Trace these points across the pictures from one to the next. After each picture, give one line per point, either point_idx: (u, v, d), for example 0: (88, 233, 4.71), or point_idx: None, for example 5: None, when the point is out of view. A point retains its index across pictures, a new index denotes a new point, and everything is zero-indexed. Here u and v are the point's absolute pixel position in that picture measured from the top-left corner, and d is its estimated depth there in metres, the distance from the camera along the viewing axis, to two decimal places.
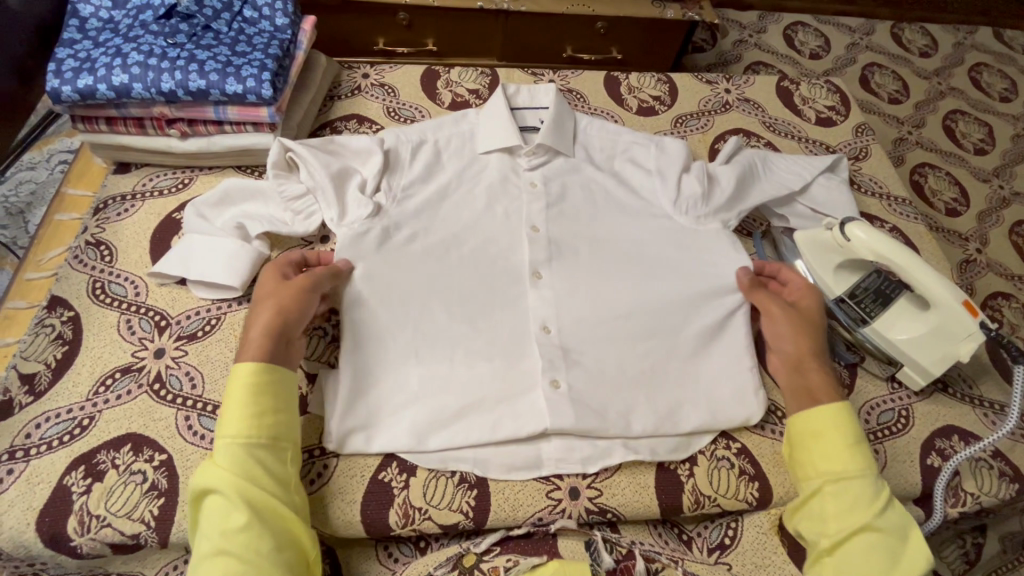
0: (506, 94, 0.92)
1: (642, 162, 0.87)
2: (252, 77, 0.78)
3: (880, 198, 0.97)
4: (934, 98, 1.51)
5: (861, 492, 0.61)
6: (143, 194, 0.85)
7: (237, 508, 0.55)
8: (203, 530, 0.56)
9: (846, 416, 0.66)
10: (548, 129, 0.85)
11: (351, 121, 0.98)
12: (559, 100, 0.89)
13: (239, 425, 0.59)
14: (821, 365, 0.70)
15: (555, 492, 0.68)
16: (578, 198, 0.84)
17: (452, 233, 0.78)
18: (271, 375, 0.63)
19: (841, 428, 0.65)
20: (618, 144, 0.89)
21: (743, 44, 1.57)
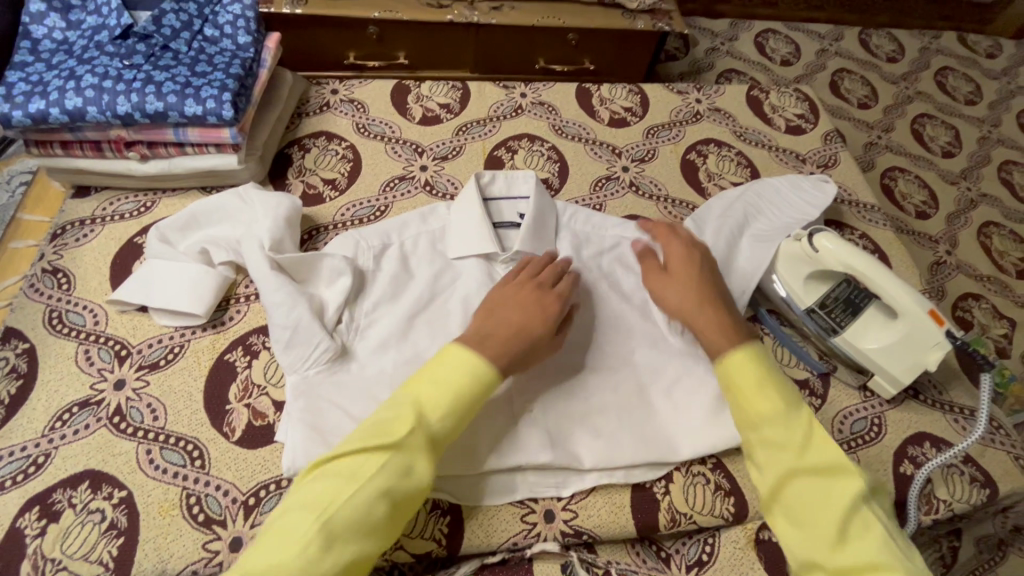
0: (480, 183, 0.89)
1: (632, 262, 0.84)
2: (211, 98, 0.76)
3: (849, 206, 0.98)
4: (902, 103, 1.54)
5: (779, 437, 0.60)
6: (103, 218, 0.83)
7: (385, 461, 0.55)
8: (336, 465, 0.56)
9: (748, 357, 0.65)
10: (526, 236, 0.81)
11: (319, 138, 0.97)
12: (540, 192, 0.86)
13: (451, 401, 0.60)
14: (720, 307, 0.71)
15: (530, 515, 0.67)
16: None
17: (435, 320, 0.77)
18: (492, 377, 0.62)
19: (746, 367, 0.64)
20: (604, 241, 0.86)
21: (715, 51, 1.58)
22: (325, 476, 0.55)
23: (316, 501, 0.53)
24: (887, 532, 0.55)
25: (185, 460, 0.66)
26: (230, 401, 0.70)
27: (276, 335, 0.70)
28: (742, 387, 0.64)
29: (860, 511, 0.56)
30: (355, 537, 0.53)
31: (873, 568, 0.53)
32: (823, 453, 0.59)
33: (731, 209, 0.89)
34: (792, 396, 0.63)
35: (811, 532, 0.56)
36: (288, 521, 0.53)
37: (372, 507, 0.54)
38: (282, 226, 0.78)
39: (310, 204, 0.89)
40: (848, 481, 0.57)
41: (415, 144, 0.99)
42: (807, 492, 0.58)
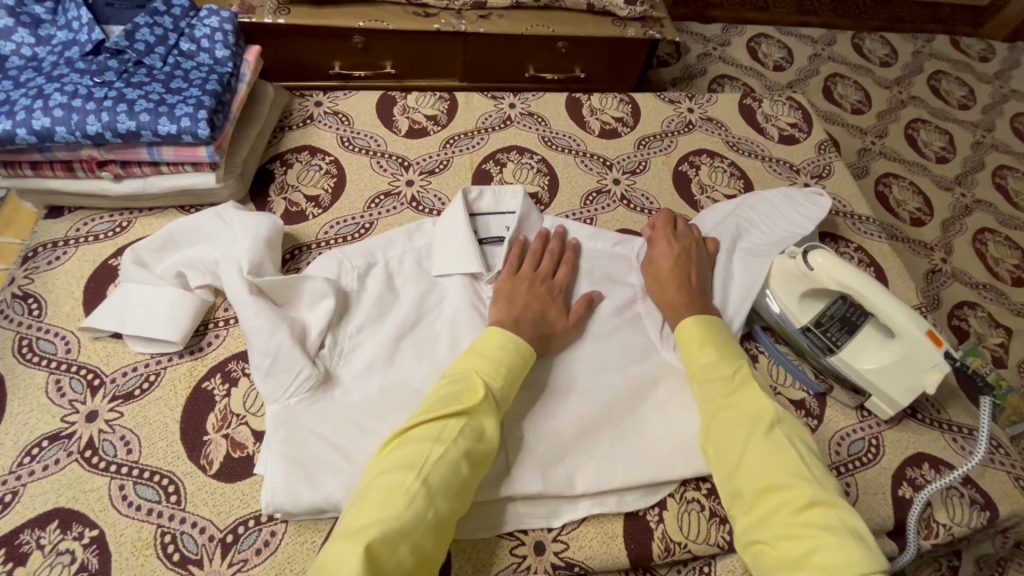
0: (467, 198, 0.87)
1: (621, 278, 0.83)
2: (186, 117, 0.73)
3: (844, 217, 0.97)
4: (896, 107, 1.53)
5: (713, 378, 0.67)
6: (77, 240, 0.80)
7: (455, 422, 0.59)
8: (408, 439, 0.58)
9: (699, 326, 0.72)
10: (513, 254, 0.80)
11: (302, 153, 0.94)
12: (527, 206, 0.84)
13: (503, 371, 0.65)
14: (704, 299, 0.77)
15: (519, 548, 0.65)
16: None
17: (421, 343, 0.75)
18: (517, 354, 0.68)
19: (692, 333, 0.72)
20: (593, 256, 0.84)
21: (707, 56, 1.56)
22: (408, 442, 0.58)
23: (408, 462, 0.56)
24: (800, 456, 0.59)
25: (160, 495, 0.63)
26: (208, 431, 0.68)
27: (255, 362, 0.68)
28: (686, 351, 0.71)
29: (774, 435, 0.61)
30: (448, 493, 0.56)
31: (785, 485, 0.57)
32: (747, 392, 0.65)
33: (724, 223, 0.87)
34: (730, 347, 0.71)
35: (735, 460, 0.61)
36: (384, 482, 0.55)
37: (458, 466, 0.57)
38: (261, 246, 0.75)
39: (292, 222, 0.87)
40: (766, 412, 0.62)
41: (401, 158, 0.96)
42: (730, 423, 0.63)
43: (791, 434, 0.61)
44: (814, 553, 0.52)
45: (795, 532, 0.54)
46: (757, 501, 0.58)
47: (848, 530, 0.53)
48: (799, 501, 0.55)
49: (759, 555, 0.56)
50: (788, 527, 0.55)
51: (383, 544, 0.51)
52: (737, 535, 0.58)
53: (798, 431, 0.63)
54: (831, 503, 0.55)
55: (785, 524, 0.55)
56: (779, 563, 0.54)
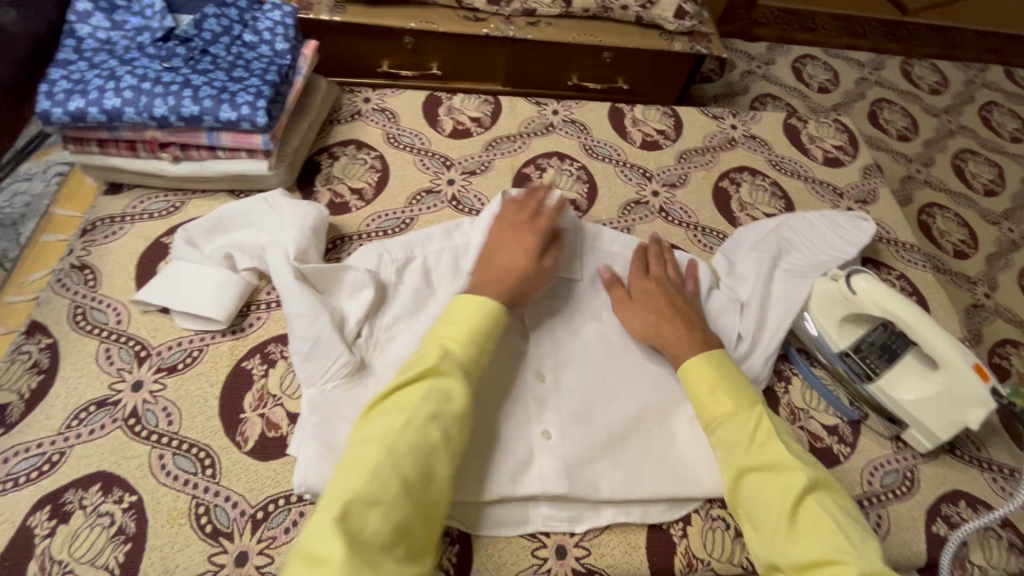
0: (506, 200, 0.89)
1: None
2: (247, 105, 0.76)
3: (888, 243, 0.95)
4: (943, 137, 1.50)
5: (733, 435, 0.65)
6: (133, 216, 0.84)
7: (414, 393, 0.60)
8: (375, 418, 0.59)
9: (708, 364, 0.69)
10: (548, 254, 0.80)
11: (349, 146, 0.97)
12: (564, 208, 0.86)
13: (468, 333, 0.66)
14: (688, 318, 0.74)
15: (541, 550, 0.64)
16: (589, 328, 0.78)
17: None
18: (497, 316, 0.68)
19: (705, 375, 0.68)
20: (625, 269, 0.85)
21: (751, 74, 1.55)
22: (378, 416, 0.59)
23: (376, 434, 0.57)
24: (836, 525, 0.58)
25: (196, 467, 0.65)
26: (245, 409, 0.70)
27: (296, 346, 0.70)
28: (697, 392, 0.68)
29: (806, 502, 0.59)
30: (419, 457, 0.56)
31: (828, 560, 0.55)
32: (771, 453, 0.62)
33: (764, 242, 0.87)
34: (744, 391, 0.68)
35: (766, 526, 0.60)
36: (354, 458, 0.56)
37: (424, 429, 0.57)
38: (306, 236, 0.77)
39: (336, 212, 0.89)
40: (792, 477, 0.60)
41: (444, 157, 0.98)
42: (760, 488, 0.61)
43: (823, 499, 0.60)
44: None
45: None
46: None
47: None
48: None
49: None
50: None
51: (353, 511, 0.51)
52: None
53: (828, 488, 0.61)
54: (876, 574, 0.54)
55: None
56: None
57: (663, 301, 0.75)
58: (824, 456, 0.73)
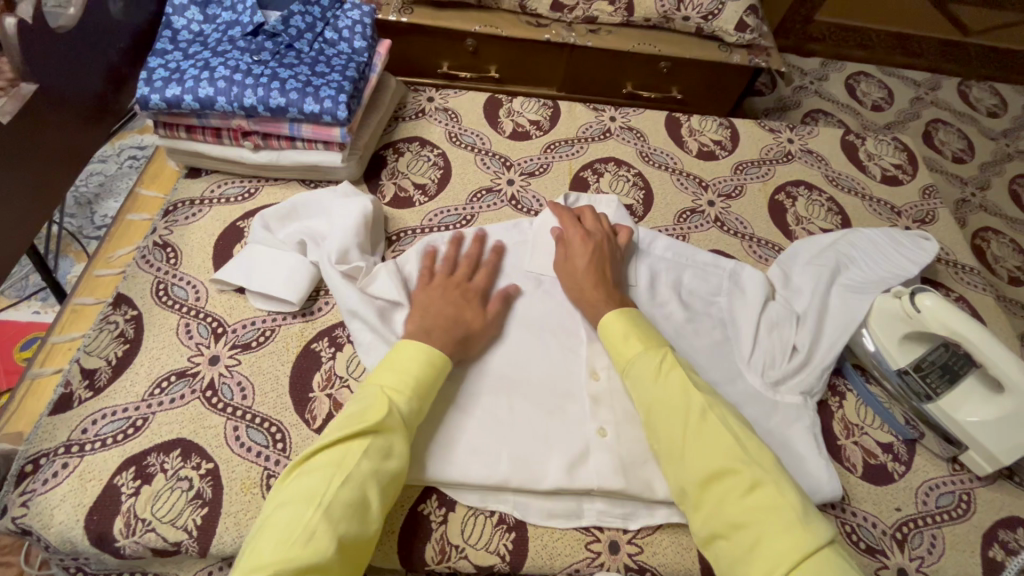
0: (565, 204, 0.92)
1: (708, 296, 0.85)
2: (330, 99, 0.80)
3: (947, 265, 0.94)
4: (1000, 160, 1.47)
5: (646, 367, 0.67)
6: (211, 200, 0.88)
7: (354, 449, 0.58)
8: (309, 475, 0.56)
9: (624, 315, 0.73)
10: None
11: (413, 143, 1.00)
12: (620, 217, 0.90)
13: (412, 388, 0.64)
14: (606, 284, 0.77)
15: (594, 544, 0.66)
16: None
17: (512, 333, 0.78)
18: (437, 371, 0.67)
19: (618, 323, 0.72)
20: (681, 274, 0.86)
21: (804, 90, 1.55)
22: (310, 472, 0.57)
23: (308, 494, 0.54)
24: (732, 434, 0.61)
25: (268, 440, 0.69)
26: (314, 389, 0.73)
27: (359, 338, 0.74)
28: (611, 338, 0.72)
29: (709, 420, 0.62)
30: (354, 518, 0.55)
31: (730, 468, 0.59)
32: (676, 386, 0.65)
33: (822, 256, 0.87)
34: (652, 334, 0.71)
35: (673, 450, 0.62)
36: (281, 518, 0.53)
37: (363, 489, 0.57)
38: (364, 241, 0.81)
39: (400, 206, 0.92)
40: (693, 405, 0.63)
41: (504, 157, 1.00)
42: (665, 414, 0.64)
43: (722, 414, 0.63)
44: (760, 542, 0.55)
45: (745, 516, 0.56)
46: (703, 494, 0.60)
47: (790, 501, 0.56)
48: (742, 484, 0.58)
49: (716, 549, 0.58)
50: (735, 513, 0.57)
51: None
52: (697, 530, 0.60)
53: (728, 412, 0.64)
54: (770, 476, 0.58)
55: (736, 510, 0.57)
56: (734, 555, 0.56)
57: (585, 262, 0.79)
58: (879, 473, 0.73)
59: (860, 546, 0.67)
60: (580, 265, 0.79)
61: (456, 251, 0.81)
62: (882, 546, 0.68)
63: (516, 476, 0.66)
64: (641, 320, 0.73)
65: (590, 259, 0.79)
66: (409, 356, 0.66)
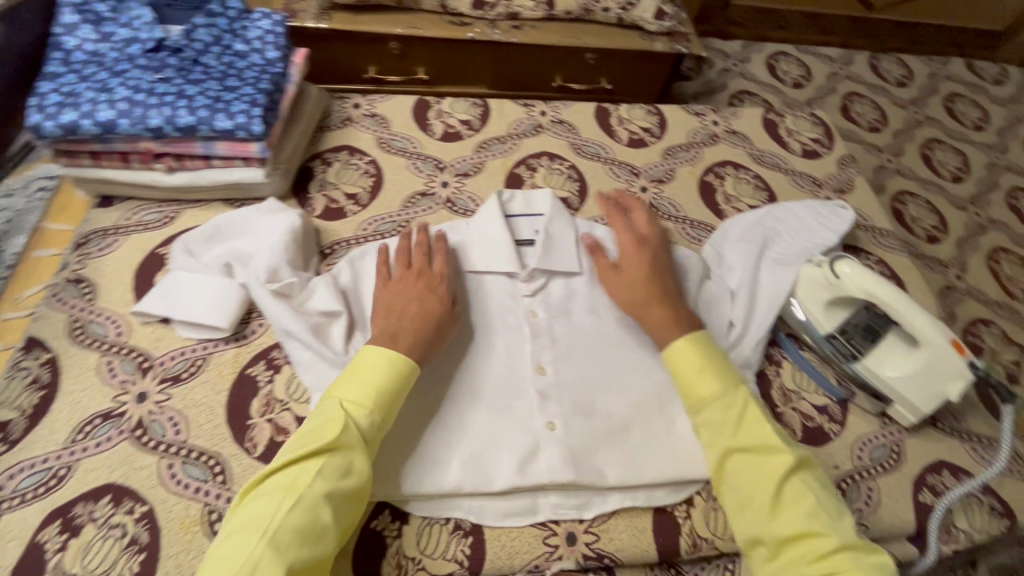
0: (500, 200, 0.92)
1: None
2: (243, 114, 0.77)
3: (866, 230, 0.99)
4: (912, 127, 1.56)
5: (716, 413, 0.67)
6: (127, 229, 0.83)
7: (307, 470, 0.57)
8: (260, 499, 0.56)
9: (692, 345, 0.71)
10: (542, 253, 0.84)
11: (342, 152, 0.97)
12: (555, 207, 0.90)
13: (370, 400, 0.62)
14: (677, 300, 0.77)
15: (551, 538, 0.66)
16: (584, 316, 0.81)
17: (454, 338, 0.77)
18: (402, 377, 0.65)
19: (688, 358, 0.70)
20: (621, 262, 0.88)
21: (728, 72, 1.60)
22: (263, 495, 0.56)
23: (256, 520, 0.54)
24: (816, 499, 0.60)
25: (207, 475, 0.66)
26: (253, 415, 0.70)
27: (296, 355, 0.72)
28: (683, 373, 0.70)
29: (790, 482, 0.61)
30: (307, 542, 0.54)
31: (811, 531, 0.58)
32: (760, 435, 0.64)
33: (750, 233, 0.90)
34: (726, 370, 0.70)
35: (748, 502, 0.62)
36: (232, 547, 0.53)
37: (316, 511, 0.55)
38: (294, 256, 0.78)
39: (332, 218, 0.90)
40: (778, 459, 0.62)
41: (436, 160, 0.99)
42: (741, 463, 0.64)
43: (806, 477, 0.62)
44: None
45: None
46: (777, 551, 0.59)
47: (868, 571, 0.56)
48: (820, 547, 0.57)
49: None
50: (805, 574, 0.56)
51: None
52: None
53: (809, 471, 0.63)
54: (853, 545, 0.57)
55: (805, 569, 0.56)
56: None
57: (644, 275, 0.79)
58: (817, 435, 0.77)
59: None
60: (637, 275, 0.79)
61: (407, 242, 0.79)
62: None
63: (469, 480, 0.66)
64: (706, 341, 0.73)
65: (650, 271, 0.79)
66: (375, 365, 0.64)
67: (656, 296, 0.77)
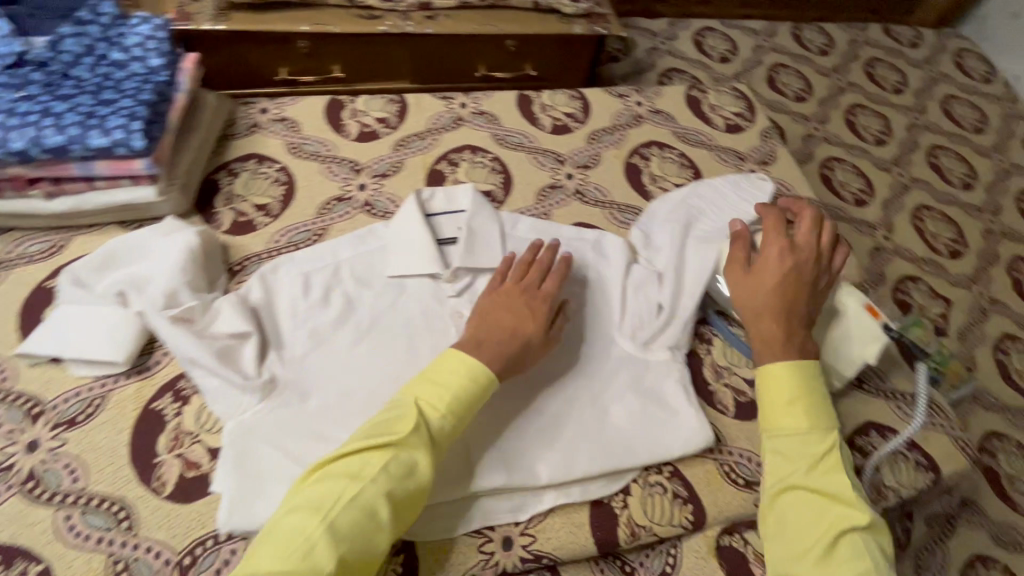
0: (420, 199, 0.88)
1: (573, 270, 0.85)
2: (120, 128, 0.71)
3: (790, 200, 1.00)
4: (836, 94, 1.60)
5: (793, 448, 0.64)
6: (7, 262, 0.76)
7: (376, 462, 0.57)
8: (321, 486, 0.56)
9: (793, 372, 0.67)
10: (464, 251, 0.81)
11: (249, 161, 0.92)
12: (476, 201, 0.87)
13: (448, 405, 0.63)
14: (800, 316, 0.72)
15: (487, 545, 0.65)
16: None
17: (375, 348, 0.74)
18: (473, 389, 0.64)
19: (783, 384, 0.67)
20: None
21: (656, 51, 1.60)
22: (328, 480, 0.57)
23: (316, 504, 0.55)
24: (874, 567, 0.57)
25: (110, 522, 0.61)
26: (160, 452, 0.66)
27: (204, 383, 0.68)
28: (768, 402, 0.67)
29: (848, 541, 0.58)
30: (363, 533, 0.55)
31: None
32: (833, 483, 0.61)
33: (675, 214, 0.90)
34: (822, 413, 0.66)
35: (792, 541, 0.60)
36: (289, 526, 0.54)
37: (370, 509, 0.56)
38: (194, 278, 0.73)
39: (241, 231, 0.85)
40: (846, 513, 0.59)
41: (352, 162, 0.95)
42: (802, 504, 0.61)
43: (869, 541, 0.59)
44: None
45: None
46: None
47: None
48: None
49: None
50: None
51: None
52: None
53: (878, 537, 0.60)
54: None
55: None
56: None
57: (773, 286, 0.72)
58: (749, 409, 0.77)
59: (738, 482, 0.71)
60: (771, 280, 0.73)
61: (528, 254, 0.77)
62: (758, 478, 0.72)
63: None
64: (804, 368, 0.68)
65: (788, 281, 0.73)
66: (457, 371, 0.64)
67: (777, 309, 0.71)
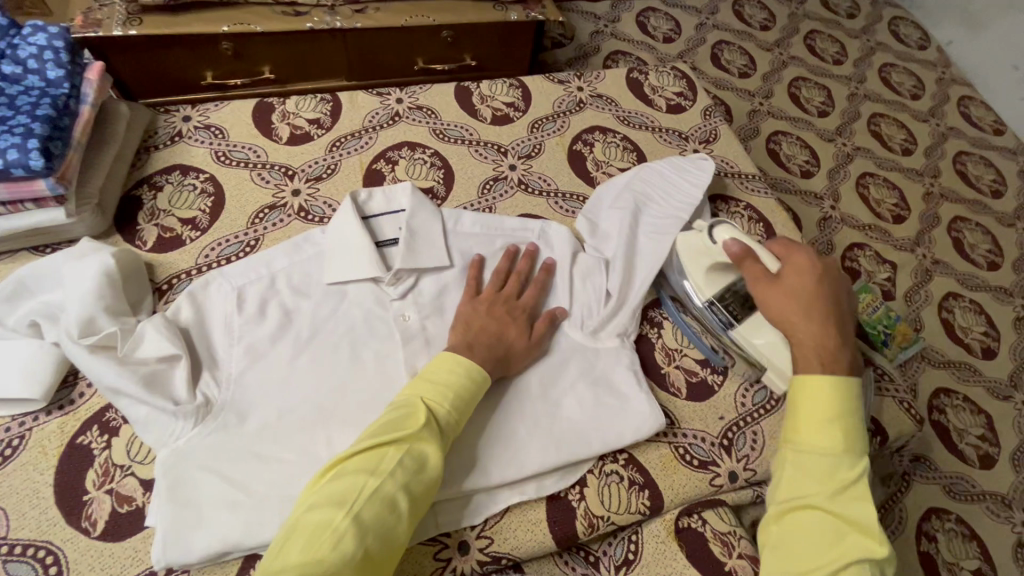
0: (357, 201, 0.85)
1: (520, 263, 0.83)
2: (14, 149, 0.67)
3: (733, 178, 1.01)
4: (778, 68, 1.62)
5: (820, 467, 0.58)
6: None
7: (393, 454, 0.56)
8: (343, 479, 0.54)
9: (831, 389, 0.61)
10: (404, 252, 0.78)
11: (173, 173, 0.87)
12: (415, 199, 0.84)
13: (453, 401, 0.62)
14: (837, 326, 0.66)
15: (443, 552, 0.63)
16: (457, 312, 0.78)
17: (315, 360, 0.71)
18: (476, 386, 0.64)
19: (821, 400, 0.61)
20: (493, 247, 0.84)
21: (600, 34, 1.58)
22: (342, 475, 0.54)
23: (339, 497, 0.52)
24: None
25: (36, 569, 0.57)
26: (88, 490, 0.62)
27: (131, 413, 0.63)
28: (804, 413, 0.62)
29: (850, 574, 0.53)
30: (387, 521, 0.53)
31: None
32: (852, 510, 0.56)
33: (621, 199, 0.89)
34: (856, 437, 0.60)
35: (793, 560, 0.56)
36: (314, 519, 0.51)
37: (392, 502, 0.54)
38: (113, 301, 0.68)
39: (168, 248, 0.80)
40: (857, 545, 0.54)
41: (284, 167, 0.91)
42: (813, 526, 0.56)
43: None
44: None
45: None
46: None
47: None
48: None
49: None
50: None
51: None
52: None
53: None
54: None
55: None
56: None
57: (813, 288, 0.67)
58: (700, 390, 0.77)
59: (692, 463, 0.71)
60: (804, 291, 0.67)
61: (508, 264, 0.79)
62: (712, 457, 0.72)
63: None
64: (850, 384, 0.62)
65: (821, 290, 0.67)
66: (448, 372, 0.64)
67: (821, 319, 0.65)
